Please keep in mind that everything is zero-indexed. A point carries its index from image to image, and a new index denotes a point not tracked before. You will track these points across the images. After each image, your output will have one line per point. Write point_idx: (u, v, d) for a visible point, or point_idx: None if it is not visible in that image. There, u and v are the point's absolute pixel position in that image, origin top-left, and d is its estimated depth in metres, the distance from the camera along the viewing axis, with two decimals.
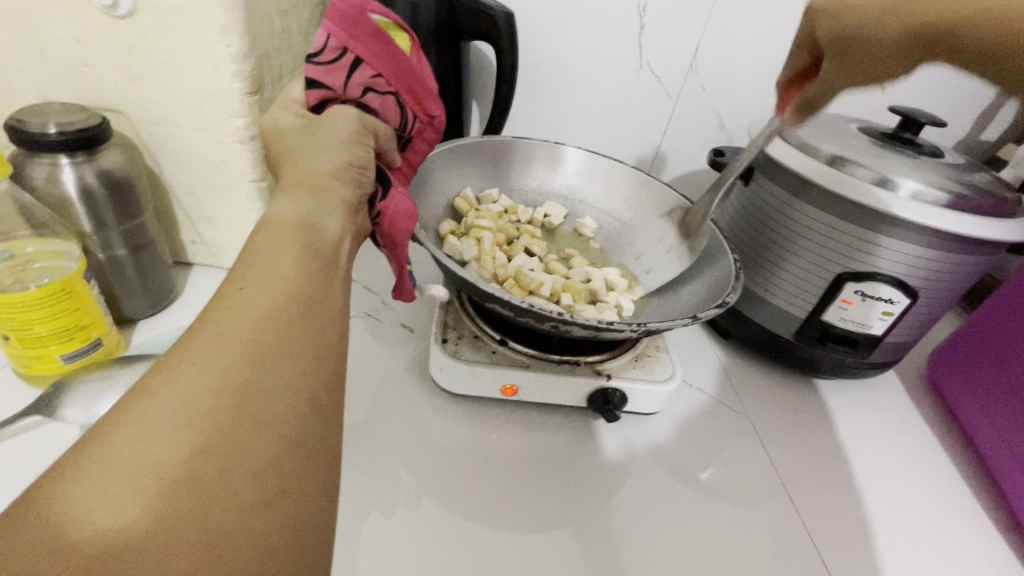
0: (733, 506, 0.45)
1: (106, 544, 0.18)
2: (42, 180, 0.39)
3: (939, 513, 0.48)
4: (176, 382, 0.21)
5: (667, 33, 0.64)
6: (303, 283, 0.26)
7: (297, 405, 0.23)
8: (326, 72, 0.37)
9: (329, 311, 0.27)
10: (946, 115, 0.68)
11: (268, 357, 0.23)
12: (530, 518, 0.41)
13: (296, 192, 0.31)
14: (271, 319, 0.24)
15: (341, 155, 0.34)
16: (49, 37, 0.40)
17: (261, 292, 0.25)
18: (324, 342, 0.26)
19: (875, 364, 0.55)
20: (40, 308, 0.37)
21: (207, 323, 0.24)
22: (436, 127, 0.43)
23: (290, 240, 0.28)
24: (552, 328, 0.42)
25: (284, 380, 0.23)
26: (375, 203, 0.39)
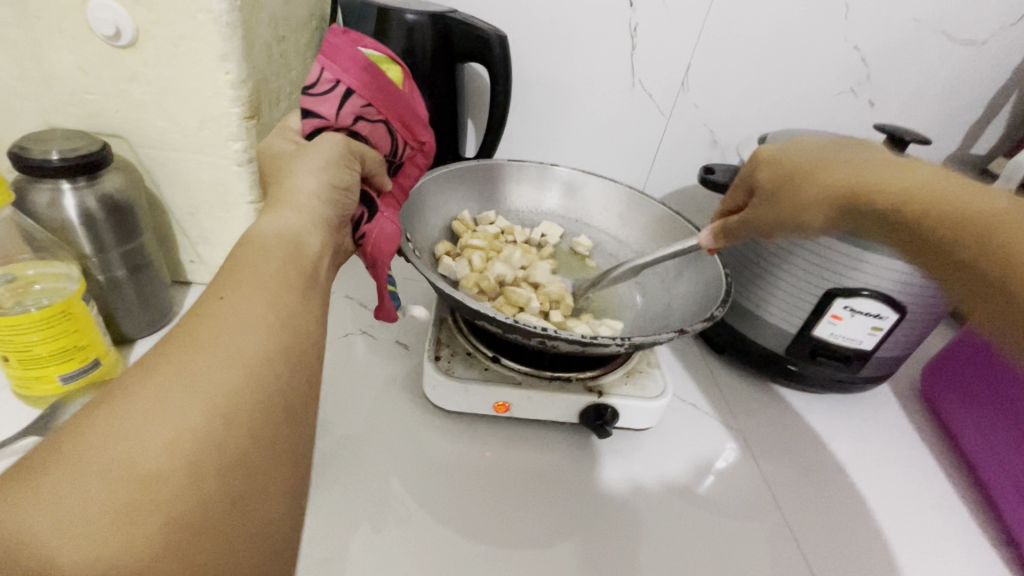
0: (725, 522, 0.45)
1: (75, 535, 0.18)
2: (44, 205, 0.40)
3: (934, 529, 0.48)
4: (157, 381, 0.22)
5: (659, 53, 0.65)
6: (284, 297, 0.27)
7: (270, 410, 0.24)
8: (319, 103, 0.38)
9: (307, 325, 0.28)
10: (932, 131, 0.70)
11: (244, 363, 0.24)
12: (521, 533, 0.41)
13: (279, 210, 0.33)
14: (251, 328, 0.25)
15: (325, 176, 0.35)
16: (53, 66, 0.41)
17: (242, 303, 0.26)
18: (300, 357, 0.26)
19: (865, 380, 0.55)
20: (39, 331, 0.37)
21: (189, 327, 0.24)
22: (427, 152, 0.45)
23: (272, 255, 0.29)
24: (540, 344, 0.42)
25: (260, 386, 0.24)
26: (361, 226, 0.40)
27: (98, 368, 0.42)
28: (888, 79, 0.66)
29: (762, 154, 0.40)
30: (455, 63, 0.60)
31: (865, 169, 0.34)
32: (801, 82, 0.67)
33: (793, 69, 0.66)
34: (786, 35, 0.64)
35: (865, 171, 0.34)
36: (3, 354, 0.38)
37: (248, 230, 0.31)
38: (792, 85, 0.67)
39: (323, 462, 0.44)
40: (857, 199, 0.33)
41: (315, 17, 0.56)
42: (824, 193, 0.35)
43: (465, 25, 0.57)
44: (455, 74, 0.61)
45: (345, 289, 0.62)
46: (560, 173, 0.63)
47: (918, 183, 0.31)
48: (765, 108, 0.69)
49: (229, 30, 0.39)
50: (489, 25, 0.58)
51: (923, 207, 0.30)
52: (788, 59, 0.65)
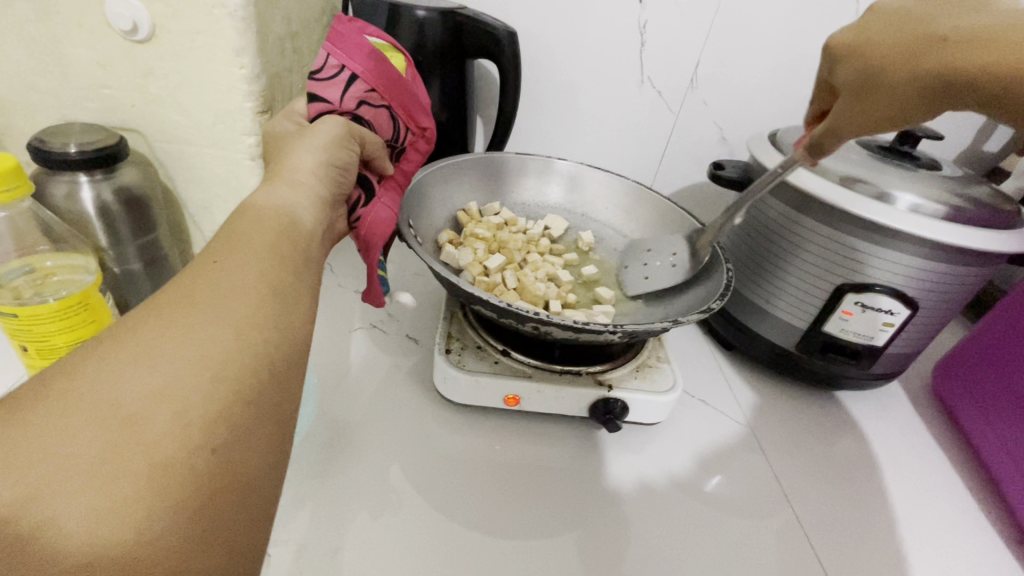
0: (736, 520, 0.45)
1: (58, 470, 0.19)
2: (62, 197, 0.41)
3: (947, 530, 0.48)
4: (144, 334, 0.22)
5: (669, 49, 0.65)
6: (276, 264, 0.27)
7: (259, 370, 0.24)
8: (324, 88, 0.39)
9: (300, 294, 0.28)
10: (944, 129, 0.69)
11: (233, 321, 0.24)
12: (529, 526, 0.42)
13: (276, 185, 0.33)
14: (243, 290, 0.25)
15: (323, 156, 0.36)
16: (71, 60, 0.42)
17: (234, 265, 0.26)
18: (290, 323, 0.26)
19: (877, 376, 0.55)
20: (57, 322, 0.38)
21: (181, 286, 0.25)
22: (427, 138, 0.45)
23: (265, 226, 0.29)
24: (534, 330, 0.42)
25: (248, 346, 0.24)
26: (356, 209, 0.41)
27: None
28: None
29: (832, 45, 0.32)
30: (466, 59, 0.60)
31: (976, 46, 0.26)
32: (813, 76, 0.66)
33: (805, 64, 0.66)
34: (798, 31, 0.63)
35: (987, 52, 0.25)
36: (21, 344, 0.39)
37: (247, 201, 0.31)
38: (802, 82, 0.67)
39: (333, 453, 0.44)
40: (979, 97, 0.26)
41: (327, 13, 0.57)
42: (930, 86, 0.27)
43: (475, 21, 0.57)
44: (465, 69, 0.61)
45: (354, 284, 0.62)
46: (564, 168, 0.63)
47: None
48: (775, 105, 0.69)
49: (244, 25, 0.39)
50: (499, 21, 0.58)
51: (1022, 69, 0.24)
52: (799, 55, 0.65)
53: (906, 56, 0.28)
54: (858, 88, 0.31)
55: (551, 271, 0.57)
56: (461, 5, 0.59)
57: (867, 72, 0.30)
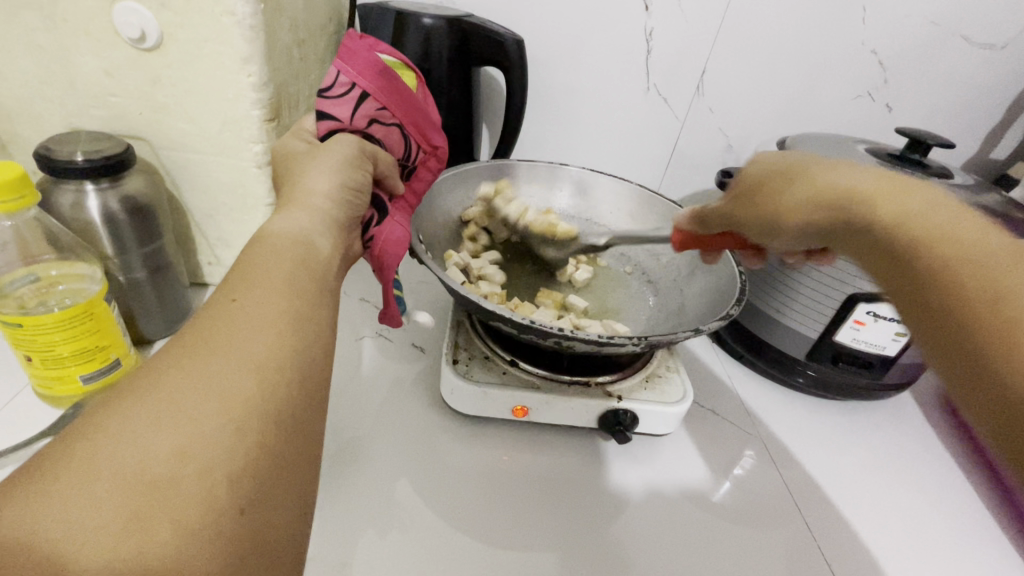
0: (748, 532, 0.44)
1: (83, 541, 0.18)
2: (68, 206, 0.40)
3: (963, 542, 0.47)
4: (166, 387, 0.22)
5: (674, 57, 0.65)
6: (293, 297, 0.27)
7: (281, 415, 0.23)
8: (333, 105, 0.38)
9: (319, 327, 0.27)
10: (952, 136, 0.69)
11: (253, 366, 0.23)
12: (539, 539, 0.41)
13: (292, 211, 0.32)
14: (261, 331, 0.25)
15: (338, 177, 0.35)
16: (78, 69, 0.41)
17: (254, 303, 0.26)
18: (309, 359, 0.26)
19: (889, 386, 0.55)
20: (61, 331, 0.37)
21: (202, 330, 0.24)
22: (439, 156, 0.45)
23: (281, 257, 0.29)
24: (555, 345, 0.42)
25: (271, 389, 0.23)
26: (370, 228, 0.40)
27: (119, 368, 0.42)
28: (907, 83, 0.65)
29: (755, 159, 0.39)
30: (472, 67, 0.60)
31: (849, 175, 0.33)
32: (819, 83, 0.66)
33: (811, 70, 0.65)
34: (803, 38, 0.63)
35: (860, 180, 0.32)
36: (25, 354, 0.38)
37: (263, 228, 0.30)
38: (808, 89, 0.67)
39: (338, 465, 0.44)
40: (877, 243, 0.31)
41: (333, 22, 0.57)
42: (814, 200, 0.34)
43: (481, 29, 0.57)
44: (471, 77, 0.61)
45: (359, 292, 0.62)
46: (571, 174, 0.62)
47: (925, 207, 0.30)
48: (780, 112, 0.68)
49: (252, 33, 0.39)
50: (505, 29, 0.58)
51: (901, 220, 0.30)
52: (804, 62, 0.65)
53: (798, 169, 0.36)
54: (746, 188, 0.39)
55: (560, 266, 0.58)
56: (467, 13, 0.58)
57: (762, 173, 0.38)
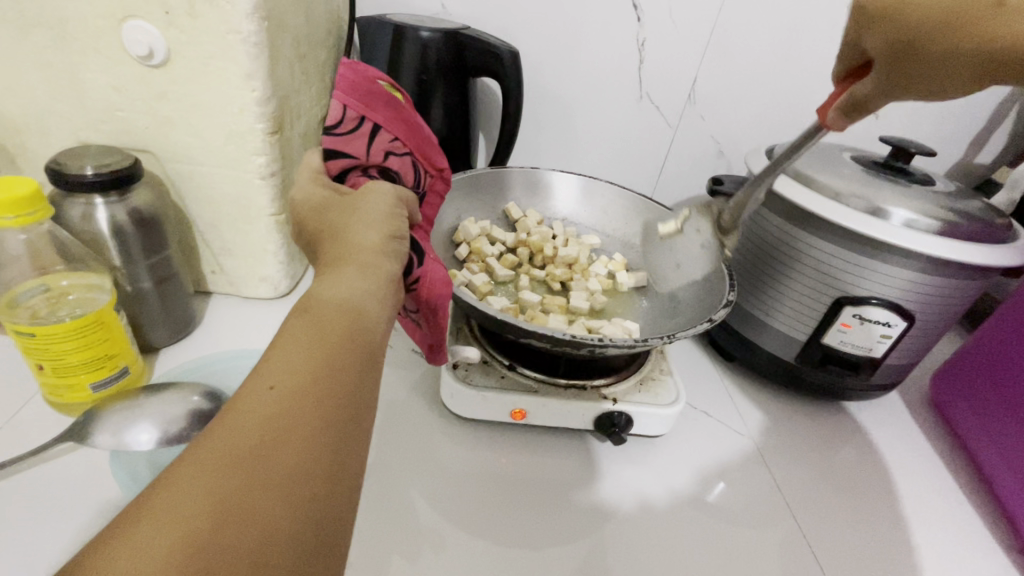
0: (741, 531, 0.46)
1: None
2: (77, 218, 0.41)
3: (950, 539, 0.48)
4: (184, 502, 0.19)
5: (666, 66, 0.67)
6: (333, 386, 0.24)
7: (303, 541, 0.21)
8: (345, 143, 0.39)
9: (357, 415, 0.25)
10: (936, 142, 0.71)
11: (279, 481, 0.21)
12: (539, 538, 0.42)
13: (343, 273, 0.30)
14: (293, 433, 0.22)
15: (385, 229, 0.33)
16: (87, 85, 0.43)
17: (291, 395, 0.23)
18: (342, 458, 0.23)
19: (876, 386, 0.56)
20: (71, 340, 0.38)
21: (230, 426, 0.22)
22: (445, 177, 0.45)
23: (324, 333, 0.26)
24: (588, 353, 0.43)
25: (294, 505, 0.21)
26: (412, 270, 0.37)
27: (127, 375, 0.43)
28: None
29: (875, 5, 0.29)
30: (468, 78, 0.61)
31: None
32: (807, 90, 0.68)
33: (799, 76, 0.67)
34: (791, 46, 0.65)
35: None
36: (36, 363, 0.39)
37: (307, 293, 0.28)
38: (796, 94, 0.68)
39: None
40: None
41: (333, 36, 0.58)
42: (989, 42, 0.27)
43: (477, 41, 0.58)
44: (468, 88, 0.62)
45: None
46: (566, 179, 0.64)
47: None
48: (770, 118, 0.70)
49: (256, 49, 0.41)
50: (501, 41, 0.60)
51: None
52: (792, 70, 0.67)
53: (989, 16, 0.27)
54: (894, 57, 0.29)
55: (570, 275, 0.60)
56: (463, 26, 0.60)
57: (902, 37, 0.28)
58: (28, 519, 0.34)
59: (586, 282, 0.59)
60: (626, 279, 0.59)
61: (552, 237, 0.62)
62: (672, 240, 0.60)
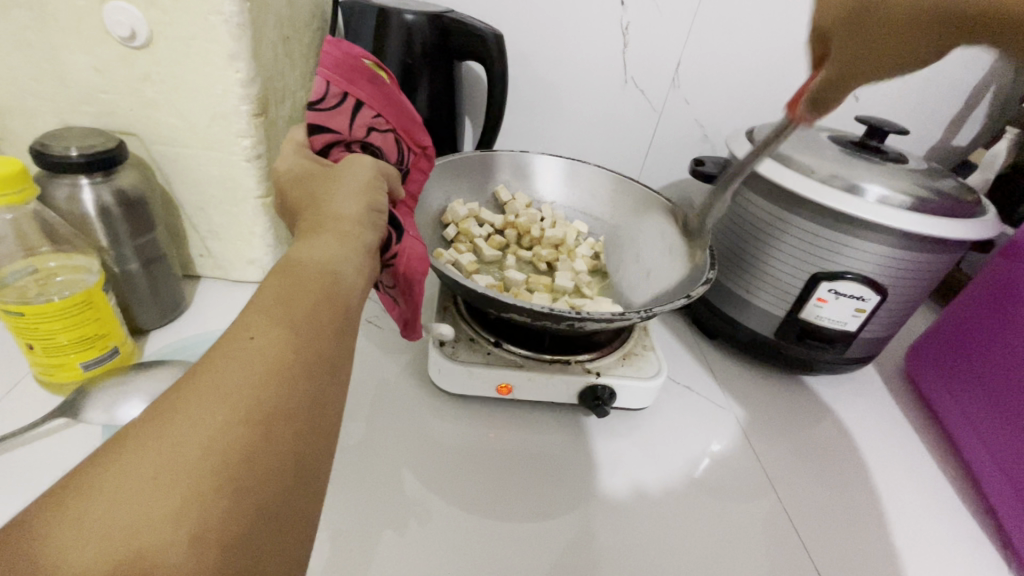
0: (720, 501, 0.47)
1: None
2: (63, 200, 0.41)
3: (919, 505, 0.50)
4: (172, 437, 0.20)
5: (650, 50, 0.67)
6: (313, 339, 0.25)
7: (284, 481, 0.22)
8: (329, 117, 0.39)
9: (336, 368, 0.25)
10: (914, 124, 0.73)
11: (261, 423, 0.22)
12: (525, 509, 0.44)
13: (323, 238, 0.30)
14: (275, 380, 0.23)
15: (363, 199, 0.34)
16: (69, 66, 0.43)
17: (274, 344, 0.24)
18: (321, 406, 0.24)
19: (851, 360, 0.58)
20: (60, 319, 0.39)
21: (216, 370, 0.22)
22: (428, 155, 0.46)
23: (304, 292, 0.27)
24: (567, 327, 0.44)
25: (276, 445, 0.22)
26: (390, 246, 0.38)
27: (117, 356, 0.43)
28: None
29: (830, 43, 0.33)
30: (453, 61, 0.62)
31: None
32: (789, 74, 0.69)
33: (779, 59, 0.68)
34: (773, 29, 0.66)
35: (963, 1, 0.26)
36: (26, 343, 0.39)
37: (289, 256, 0.29)
38: (777, 78, 0.69)
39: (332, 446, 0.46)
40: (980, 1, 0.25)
41: (317, 18, 0.58)
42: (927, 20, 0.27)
43: (460, 24, 0.59)
44: (453, 71, 0.63)
45: None
46: (551, 162, 0.65)
47: None
48: (753, 102, 0.71)
49: (238, 30, 0.41)
50: (485, 24, 0.60)
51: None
52: (775, 55, 0.68)
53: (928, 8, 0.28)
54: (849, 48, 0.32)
55: (557, 255, 0.61)
56: (447, 9, 0.60)
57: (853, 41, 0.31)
58: (22, 494, 0.35)
59: (572, 263, 0.60)
60: None
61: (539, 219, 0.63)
62: (656, 220, 0.61)
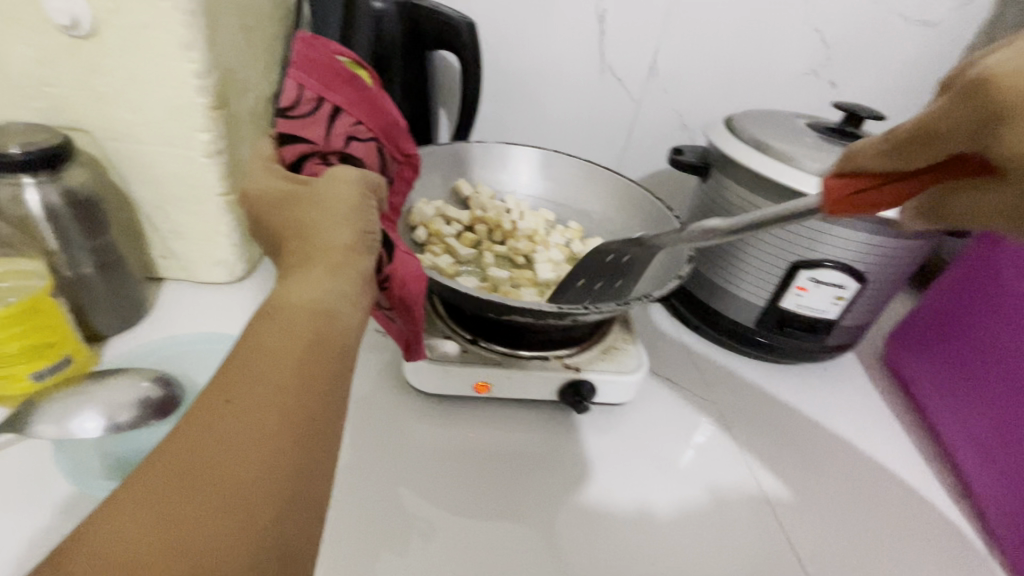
0: (705, 495, 0.47)
1: None
2: (7, 200, 0.39)
3: (901, 491, 0.51)
4: (147, 514, 0.20)
5: (627, 37, 0.66)
6: (297, 399, 0.23)
7: (261, 564, 0.20)
8: (304, 126, 0.36)
9: (324, 427, 0.24)
10: (891, 110, 0.73)
11: (238, 496, 0.21)
12: (505, 510, 0.42)
13: (312, 271, 0.28)
14: (251, 448, 0.22)
15: (355, 223, 0.31)
16: (9, 58, 0.40)
17: (255, 405, 0.23)
18: (307, 471, 0.22)
19: (834, 347, 0.58)
20: (6, 327, 0.36)
21: (199, 434, 0.22)
22: (414, 163, 0.43)
23: (289, 340, 0.25)
24: (569, 321, 0.44)
25: (255, 521, 0.20)
26: (383, 267, 0.37)
27: (72, 364, 0.41)
28: (847, 59, 0.68)
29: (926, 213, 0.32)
30: (424, 50, 0.60)
31: None
32: (768, 60, 0.68)
33: (758, 45, 0.67)
34: (750, 15, 0.65)
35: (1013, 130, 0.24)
36: None
37: (276, 295, 0.27)
38: (756, 65, 0.69)
39: None
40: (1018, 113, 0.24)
41: (281, 7, 0.56)
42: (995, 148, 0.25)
43: (430, 11, 0.57)
44: (424, 62, 0.61)
45: None
46: (527, 153, 0.63)
47: None
48: (731, 90, 0.70)
49: (190, 18, 0.39)
50: (456, 11, 0.58)
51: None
52: (753, 42, 0.67)
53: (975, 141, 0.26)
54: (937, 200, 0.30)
55: (531, 246, 0.60)
56: None
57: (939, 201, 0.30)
58: None
59: (547, 252, 0.59)
60: (582, 246, 0.60)
61: (507, 211, 0.62)
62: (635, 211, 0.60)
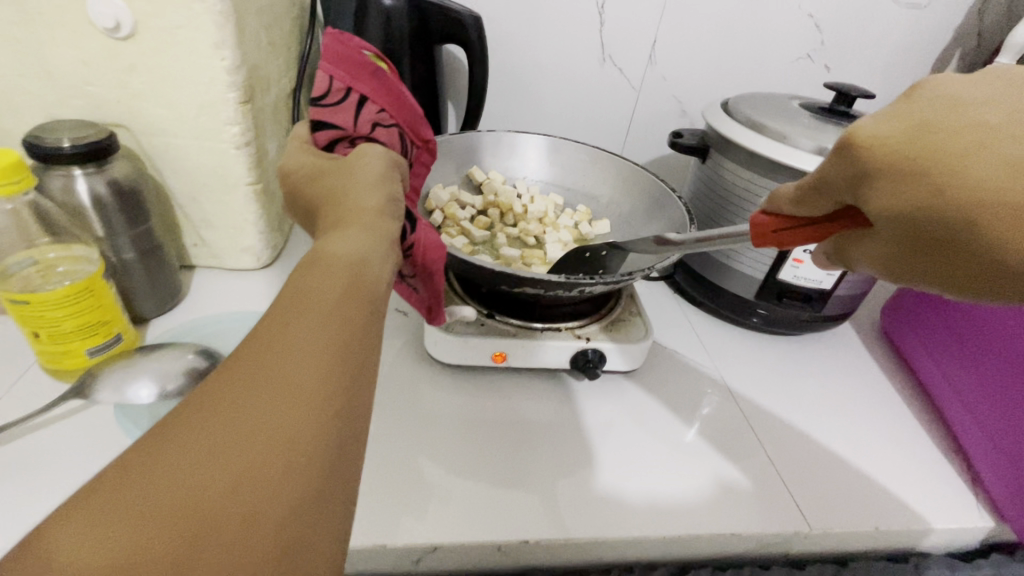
0: (710, 454, 0.50)
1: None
2: (58, 191, 0.42)
3: (896, 449, 0.53)
4: (210, 419, 0.19)
5: (626, 28, 0.69)
6: (347, 319, 0.24)
7: (325, 462, 0.20)
8: (333, 113, 0.39)
9: (367, 350, 0.24)
10: (884, 91, 0.75)
11: (299, 401, 0.21)
12: (523, 469, 0.46)
13: (348, 228, 0.30)
14: (310, 358, 0.22)
15: (383, 191, 0.34)
16: (55, 60, 0.43)
17: (307, 326, 0.23)
18: (359, 386, 0.23)
19: (831, 317, 0.60)
20: (64, 307, 0.40)
21: (252, 353, 0.22)
22: (431, 148, 0.46)
23: (332, 275, 0.26)
24: (575, 293, 0.47)
25: (318, 422, 0.21)
26: (408, 237, 0.39)
27: (121, 341, 0.45)
28: (840, 43, 0.71)
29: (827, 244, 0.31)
30: (433, 45, 0.63)
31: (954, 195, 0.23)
32: (763, 46, 0.71)
33: (753, 32, 0.70)
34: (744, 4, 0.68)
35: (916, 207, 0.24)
36: (31, 331, 0.41)
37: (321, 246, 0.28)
38: (751, 52, 0.71)
39: None
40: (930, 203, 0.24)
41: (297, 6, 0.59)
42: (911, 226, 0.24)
43: (438, 7, 0.60)
44: (433, 55, 0.64)
45: None
46: (535, 140, 0.66)
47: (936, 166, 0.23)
48: (729, 76, 0.73)
49: (221, 18, 0.42)
50: (463, 7, 0.61)
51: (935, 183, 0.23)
52: (748, 29, 0.70)
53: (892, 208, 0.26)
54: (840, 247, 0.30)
55: (541, 228, 0.63)
56: None
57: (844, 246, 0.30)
58: (36, 471, 0.36)
59: (556, 232, 0.62)
60: (590, 227, 0.63)
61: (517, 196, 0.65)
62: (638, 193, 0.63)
